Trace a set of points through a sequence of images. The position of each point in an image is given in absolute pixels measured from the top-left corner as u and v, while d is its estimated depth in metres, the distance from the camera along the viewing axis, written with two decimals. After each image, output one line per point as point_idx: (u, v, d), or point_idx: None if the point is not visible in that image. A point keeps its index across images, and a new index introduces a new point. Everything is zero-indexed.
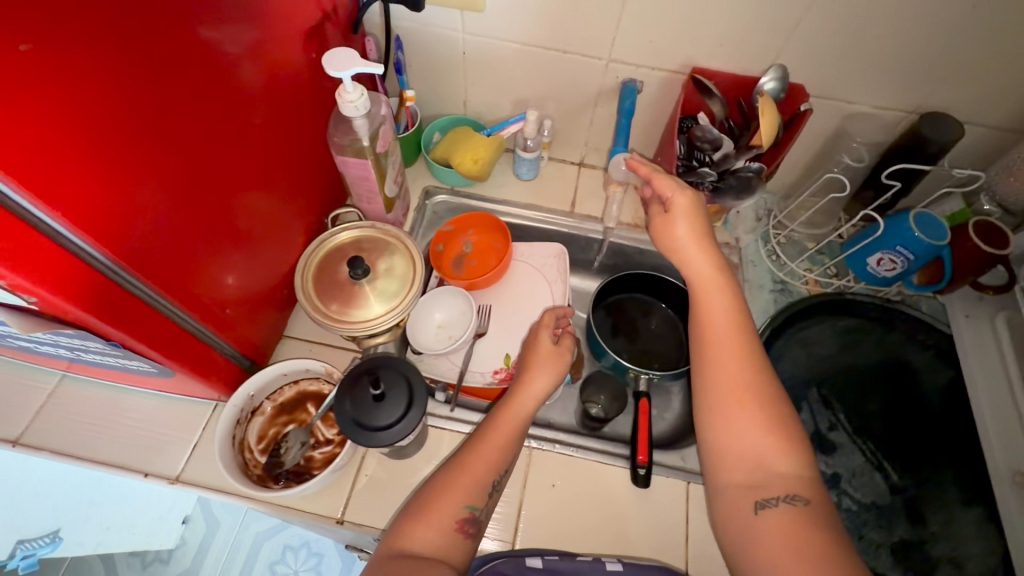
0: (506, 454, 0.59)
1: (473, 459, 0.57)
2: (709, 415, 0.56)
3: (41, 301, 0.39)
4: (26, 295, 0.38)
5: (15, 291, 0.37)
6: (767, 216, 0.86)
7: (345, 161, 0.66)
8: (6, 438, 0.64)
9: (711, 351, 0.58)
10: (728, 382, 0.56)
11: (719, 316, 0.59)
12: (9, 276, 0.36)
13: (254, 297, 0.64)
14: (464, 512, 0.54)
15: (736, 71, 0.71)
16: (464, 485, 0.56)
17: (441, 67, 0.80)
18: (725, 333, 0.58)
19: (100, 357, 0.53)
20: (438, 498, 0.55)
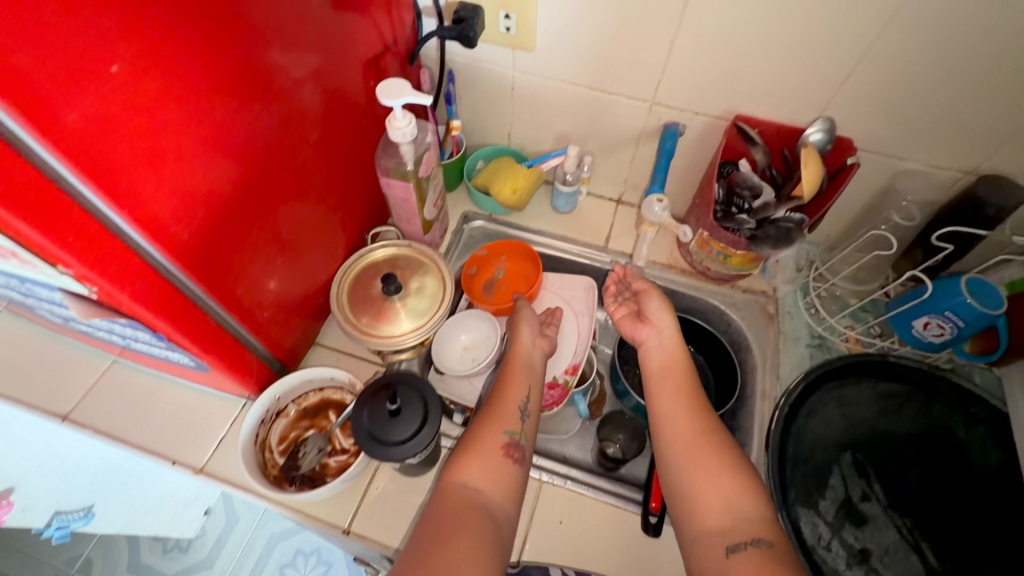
0: (524, 387, 0.65)
1: (497, 399, 0.63)
2: (676, 466, 0.59)
3: (100, 291, 0.42)
4: (88, 285, 0.41)
5: (79, 280, 0.41)
6: (808, 267, 0.84)
7: (389, 183, 0.70)
8: (58, 412, 0.70)
9: (672, 402, 0.64)
10: (686, 428, 0.61)
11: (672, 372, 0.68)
12: (76, 267, 0.39)
13: (291, 303, 0.67)
14: (505, 438, 0.60)
15: (781, 120, 0.71)
16: (498, 417, 0.61)
17: (489, 100, 0.84)
18: (675, 384, 0.66)
19: (147, 347, 0.57)
20: (477, 436, 0.60)
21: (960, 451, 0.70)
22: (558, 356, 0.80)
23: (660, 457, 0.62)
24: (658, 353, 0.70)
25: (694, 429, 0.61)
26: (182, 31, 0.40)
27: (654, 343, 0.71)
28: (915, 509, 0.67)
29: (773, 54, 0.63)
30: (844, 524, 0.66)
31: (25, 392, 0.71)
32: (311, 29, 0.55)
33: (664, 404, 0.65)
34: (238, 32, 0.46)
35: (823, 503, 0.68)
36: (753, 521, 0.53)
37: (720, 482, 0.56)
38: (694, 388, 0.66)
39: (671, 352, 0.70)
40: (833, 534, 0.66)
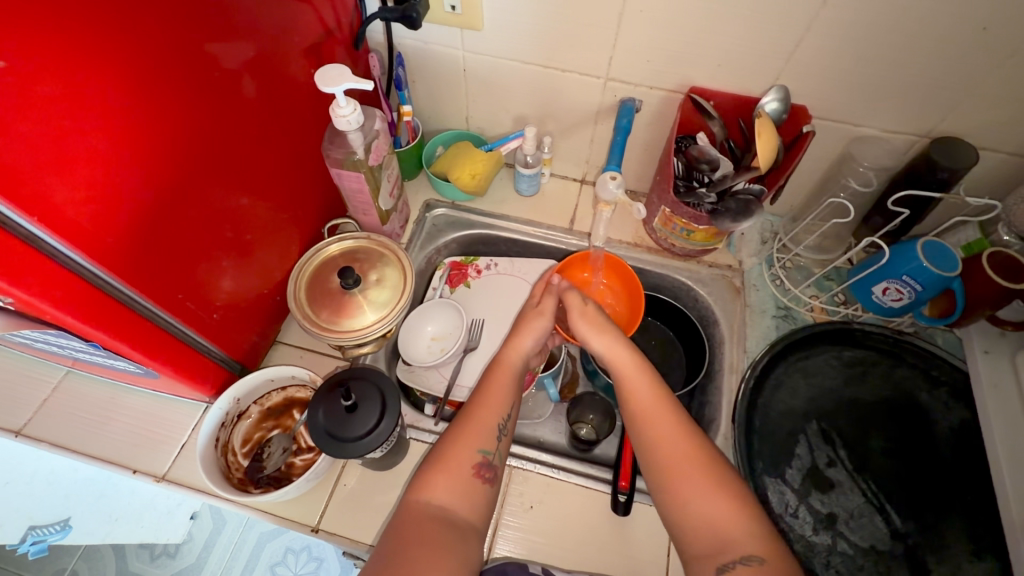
0: (506, 399, 0.62)
1: (474, 410, 0.61)
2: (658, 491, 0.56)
3: (18, 301, 0.41)
4: (4, 295, 0.40)
5: None
6: (773, 239, 0.84)
7: (340, 174, 0.68)
8: (10, 428, 0.67)
9: (639, 416, 0.60)
10: (662, 444, 0.57)
11: (645, 398, 0.60)
12: None
13: (245, 303, 0.65)
14: (479, 457, 0.58)
15: (737, 91, 0.70)
16: (474, 432, 0.59)
17: (443, 84, 0.81)
18: (641, 386, 0.61)
19: (88, 355, 0.55)
20: (452, 450, 0.58)
21: (924, 415, 0.71)
22: None
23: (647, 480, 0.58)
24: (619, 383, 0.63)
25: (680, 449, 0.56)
26: (82, 21, 0.38)
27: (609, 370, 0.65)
28: (879, 472, 0.67)
29: (722, 22, 0.62)
30: (810, 491, 0.67)
31: None
32: (241, 15, 0.52)
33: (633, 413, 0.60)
34: (153, 22, 0.43)
35: (790, 472, 0.68)
36: (734, 543, 0.51)
37: (717, 507, 0.53)
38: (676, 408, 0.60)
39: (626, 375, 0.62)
40: (799, 502, 0.66)
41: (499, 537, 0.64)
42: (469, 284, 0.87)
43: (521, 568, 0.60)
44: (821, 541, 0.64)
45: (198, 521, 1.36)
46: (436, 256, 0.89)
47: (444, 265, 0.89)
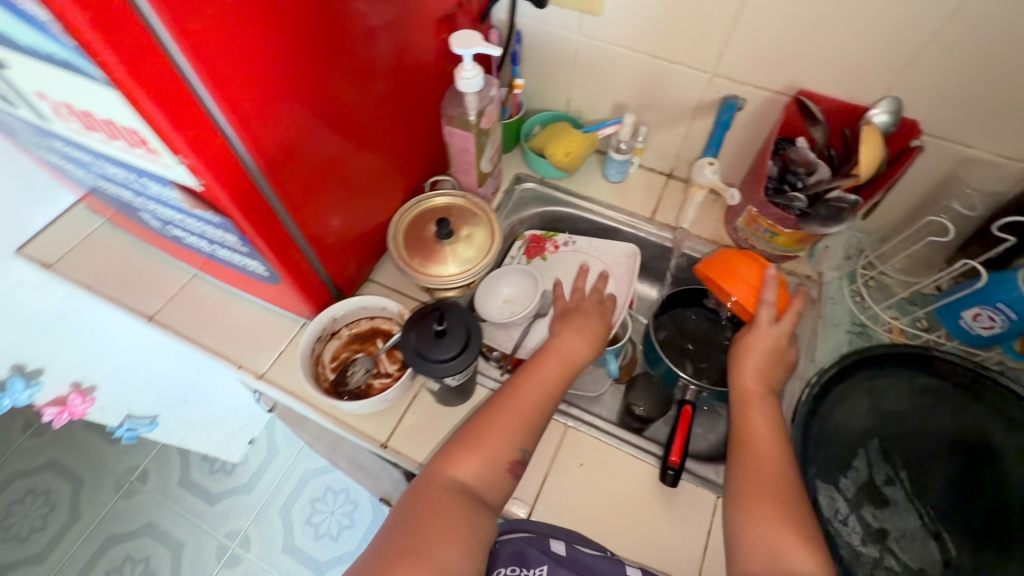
0: (549, 389, 0.67)
1: (516, 396, 0.65)
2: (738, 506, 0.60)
3: (206, 186, 0.48)
4: (198, 178, 0.47)
5: (192, 173, 0.47)
6: (858, 255, 0.84)
7: (451, 131, 0.74)
8: (144, 313, 0.79)
9: (752, 446, 0.63)
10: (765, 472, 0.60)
11: (758, 429, 0.64)
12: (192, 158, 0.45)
13: (350, 237, 0.73)
14: (517, 454, 0.62)
15: (845, 98, 0.70)
16: (519, 427, 0.63)
17: (552, 66, 0.86)
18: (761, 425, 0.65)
19: (227, 255, 0.64)
20: (492, 437, 0.62)
21: None
22: None
23: (728, 497, 0.61)
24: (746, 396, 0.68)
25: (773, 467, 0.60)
26: None
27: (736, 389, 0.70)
28: (939, 498, 0.66)
29: (842, 27, 0.63)
30: (863, 503, 0.66)
31: (118, 293, 0.81)
32: None
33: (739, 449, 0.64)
34: None
35: (843, 481, 0.67)
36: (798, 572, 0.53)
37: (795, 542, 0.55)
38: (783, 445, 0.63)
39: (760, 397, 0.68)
40: (851, 511, 0.65)
41: (546, 488, 0.68)
42: (545, 258, 0.91)
43: (540, 546, 0.60)
44: (866, 552, 0.63)
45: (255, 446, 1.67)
46: (518, 227, 0.95)
47: (524, 236, 0.93)
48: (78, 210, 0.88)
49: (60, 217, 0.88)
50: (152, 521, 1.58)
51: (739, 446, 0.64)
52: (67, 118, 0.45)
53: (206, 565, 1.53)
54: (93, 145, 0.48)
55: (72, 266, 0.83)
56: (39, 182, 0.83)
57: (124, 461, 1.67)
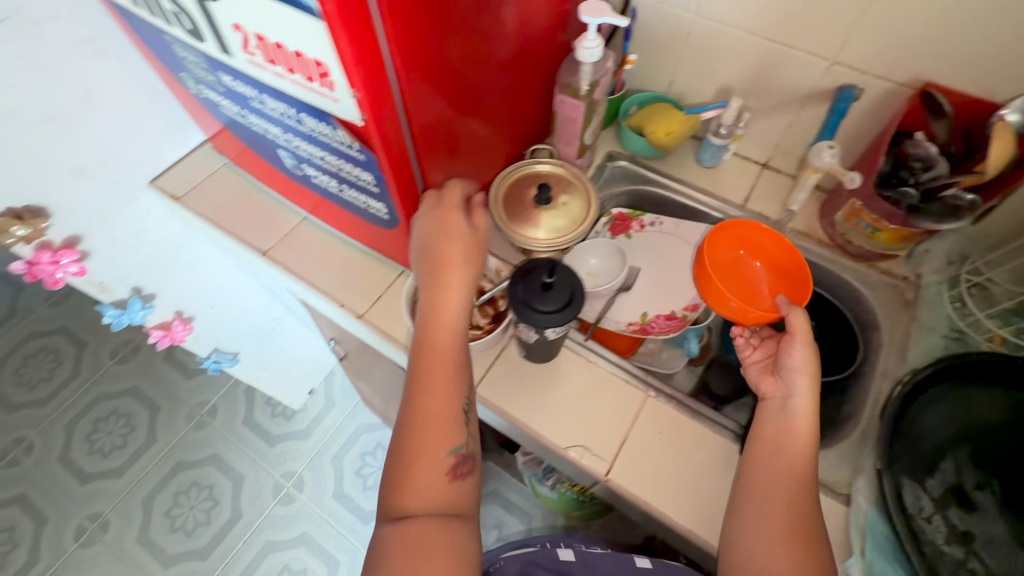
0: (444, 381, 0.63)
1: (428, 399, 0.62)
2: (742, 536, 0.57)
3: (365, 124, 0.51)
4: (361, 115, 0.50)
5: (358, 109, 0.49)
6: (962, 261, 0.81)
7: (562, 100, 0.77)
8: (259, 249, 0.86)
9: (766, 476, 0.59)
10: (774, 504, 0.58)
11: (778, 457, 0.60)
12: (362, 93, 0.48)
13: (456, 192, 0.76)
14: (451, 458, 0.61)
15: (975, 93, 0.68)
16: (442, 433, 0.62)
17: (661, 46, 0.87)
18: (792, 445, 0.60)
19: (353, 197, 0.68)
20: (422, 455, 0.60)
21: None
22: (680, 293, 0.86)
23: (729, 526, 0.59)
24: (780, 421, 0.62)
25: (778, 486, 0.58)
26: None
27: (777, 405, 0.63)
28: None
29: (983, 18, 0.62)
30: (949, 505, 0.65)
31: (236, 228, 0.88)
32: None
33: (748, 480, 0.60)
34: None
35: (930, 481, 0.66)
36: None
37: None
38: (799, 485, 0.58)
39: (796, 427, 0.61)
40: (936, 510, 0.65)
41: (625, 451, 0.69)
42: (630, 237, 0.91)
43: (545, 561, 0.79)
44: (950, 552, 0.62)
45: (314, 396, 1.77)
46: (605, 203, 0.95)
47: (611, 213, 0.93)
48: (204, 150, 0.96)
49: (188, 155, 0.96)
50: (218, 452, 1.70)
51: (749, 474, 0.61)
52: (255, 51, 0.50)
53: (262, 499, 1.64)
54: (269, 79, 0.52)
55: (197, 200, 0.91)
56: (176, 121, 0.91)
57: (197, 395, 1.80)
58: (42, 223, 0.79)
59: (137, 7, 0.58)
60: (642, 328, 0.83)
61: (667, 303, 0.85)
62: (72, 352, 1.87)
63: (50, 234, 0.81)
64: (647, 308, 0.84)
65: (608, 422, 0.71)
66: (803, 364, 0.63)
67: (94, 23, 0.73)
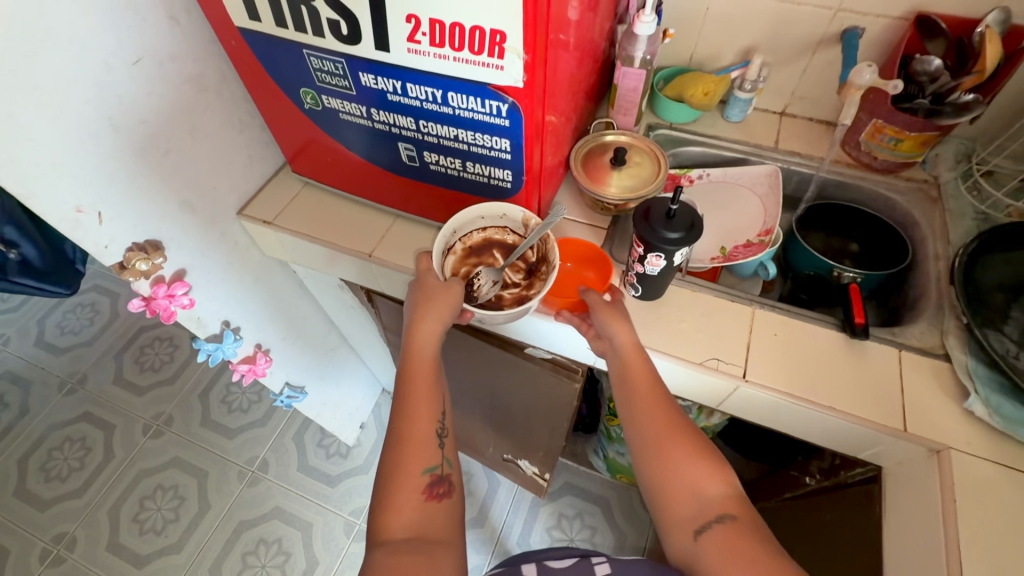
0: (408, 418, 0.70)
1: (411, 424, 0.70)
2: (645, 459, 0.68)
3: (524, 85, 0.59)
4: (524, 76, 0.58)
5: (523, 71, 0.57)
6: (969, 158, 0.96)
7: (626, 71, 0.89)
8: (363, 251, 0.90)
9: (636, 404, 0.70)
10: (652, 427, 0.68)
11: (630, 388, 0.71)
12: (529, 54, 0.56)
13: (552, 164, 0.85)
14: (427, 476, 0.69)
15: (960, 13, 0.84)
16: (421, 455, 0.69)
17: (684, 23, 1.01)
18: (643, 376, 0.71)
19: (477, 172, 0.76)
20: (404, 478, 0.67)
21: None
22: (749, 226, 0.96)
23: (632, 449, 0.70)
24: (618, 359, 0.73)
25: (652, 408, 0.69)
26: None
27: (609, 347, 0.75)
28: None
29: None
30: None
31: (332, 237, 0.93)
32: None
33: (625, 413, 0.71)
34: None
35: (1007, 327, 0.77)
36: (715, 499, 0.64)
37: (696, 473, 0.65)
38: (665, 406, 0.70)
39: (631, 360, 0.72)
40: (1020, 349, 0.75)
41: (752, 357, 0.77)
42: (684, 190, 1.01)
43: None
44: None
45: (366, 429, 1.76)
46: None
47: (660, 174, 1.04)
48: (281, 177, 1.01)
49: (267, 183, 1.00)
50: (280, 504, 1.65)
51: (625, 411, 0.71)
52: (424, 37, 0.58)
53: (336, 540, 1.60)
54: (429, 63, 0.61)
55: (290, 220, 0.95)
56: (260, 150, 0.96)
57: (244, 453, 1.75)
58: (161, 256, 0.83)
59: (282, 26, 0.65)
60: (724, 258, 0.92)
61: (739, 237, 0.96)
62: (99, 437, 1.79)
63: (163, 268, 0.85)
64: (724, 243, 0.95)
65: (729, 335, 0.80)
66: (610, 317, 0.74)
67: (200, 61, 0.79)
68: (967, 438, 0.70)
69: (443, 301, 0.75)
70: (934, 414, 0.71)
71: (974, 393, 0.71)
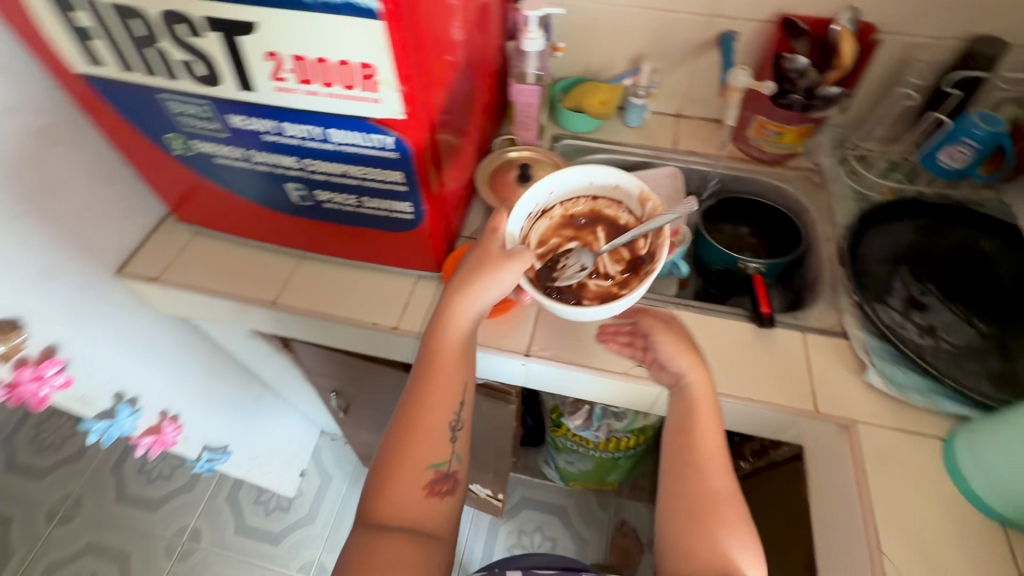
0: (420, 409, 0.66)
1: (424, 411, 0.66)
2: (680, 513, 0.64)
3: (406, 117, 0.56)
4: (403, 109, 0.55)
5: (402, 104, 0.55)
6: (844, 144, 1.04)
7: (520, 89, 0.89)
8: (266, 299, 0.84)
9: (685, 457, 0.66)
10: (697, 474, 0.65)
11: (705, 438, 0.67)
12: (405, 87, 0.53)
13: (455, 189, 0.83)
14: (430, 472, 0.65)
15: (817, 14, 0.91)
16: (427, 449, 0.65)
17: (573, 35, 1.03)
18: (709, 422, 0.67)
19: (374, 207, 0.72)
20: (403, 470, 0.64)
21: (985, 259, 0.86)
22: None
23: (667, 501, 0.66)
24: (682, 400, 0.69)
25: (708, 446, 0.66)
26: None
27: (676, 389, 0.71)
28: (959, 292, 0.83)
29: None
30: (911, 311, 0.82)
31: (230, 287, 0.85)
32: None
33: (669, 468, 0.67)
34: None
35: (891, 299, 0.83)
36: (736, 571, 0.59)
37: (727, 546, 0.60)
38: (716, 453, 0.66)
39: (699, 399, 0.68)
40: (905, 318, 0.81)
41: None
42: None
43: None
44: (926, 342, 0.78)
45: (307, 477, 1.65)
46: None
47: None
48: (165, 228, 0.92)
49: (149, 236, 0.91)
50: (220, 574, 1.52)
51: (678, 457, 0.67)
52: (289, 74, 0.54)
53: None
54: (301, 100, 0.56)
55: (180, 274, 0.87)
56: (136, 201, 0.87)
57: (172, 525, 1.59)
58: (20, 336, 0.71)
59: (129, 70, 0.59)
60: None
61: None
62: None
63: (28, 347, 0.74)
64: None
65: None
66: (678, 348, 0.70)
67: (42, 110, 0.70)
68: (871, 410, 0.74)
69: (488, 274, 0.67)
70: (840, 392, 0.76)
71: (872, 366, 0.76)
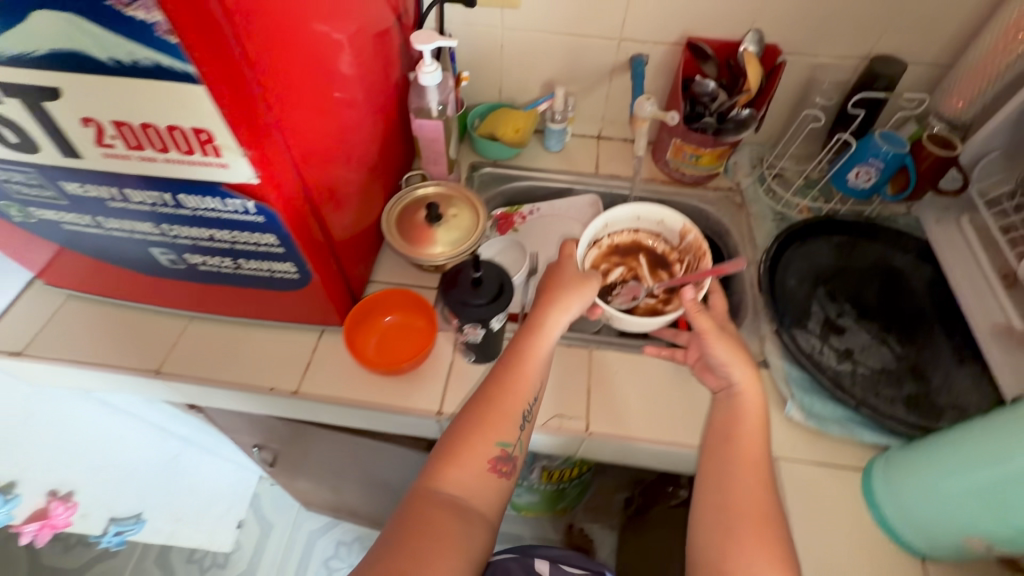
0: (492, 392, 0.62)
1: (507, 391, 0.62)
2: (707, 527, 0.56)
3: (262, 179, 0.51)
4: (257, 171, 0.50)
5: (253, 167, 0.49)
6: (761, 162, 1.02)
7: (422, 124, 0.83)
8: (149, 368, 0.76)
9: (737, 453, 0.60)
10: (762, 469, 0.58)
11: (769, 437, 0.61)
12: (252, 150, 0.48)
13: (356, 235, 0.77)
14: (497, 449, 0.60)
15: (723, 36, 0.90)
16: (496, 425, 0.60)
17: (483, 60, 0.98)
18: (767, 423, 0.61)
19: (255, 268, 0.65)
20: (472, 443, 0.59)
21: (900, 276, 0.87)
22: None
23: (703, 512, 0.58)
24: (731, 410, 0.63)
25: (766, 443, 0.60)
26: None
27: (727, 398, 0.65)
28: (876, 312, 0.83)
29: None
30: (829, 335, 0.81)
31: (108, 357, 0.77)
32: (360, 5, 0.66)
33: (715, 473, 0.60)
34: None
35: (810, 324, 0.82)
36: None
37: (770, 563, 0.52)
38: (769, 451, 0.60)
39: (754, 413, 0.62)
40: (823, 343, 0.80)
41: (593, 404, 0.75)
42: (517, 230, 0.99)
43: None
44: (844, 368, 0.78)
45: (246, 527, 1.55)
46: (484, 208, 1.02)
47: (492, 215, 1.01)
48: (34, 291, 0.82)
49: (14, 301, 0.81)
50: None
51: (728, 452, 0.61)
52: (115, 141, 0.47)
53: None
54: (138, 166, 0.50)
55: (49, 347, 0.78)
56: None
57: None
58: None
59: None
60: None
61: None
62: None
63: None
64: None
65: (568, 384, 0.77)
66: (730, 356, 0.65)
67: None
68: (792, 444, 0.73)
69: (575, 290, 0.68)
70: None
71: (791, 399, 0.75)
